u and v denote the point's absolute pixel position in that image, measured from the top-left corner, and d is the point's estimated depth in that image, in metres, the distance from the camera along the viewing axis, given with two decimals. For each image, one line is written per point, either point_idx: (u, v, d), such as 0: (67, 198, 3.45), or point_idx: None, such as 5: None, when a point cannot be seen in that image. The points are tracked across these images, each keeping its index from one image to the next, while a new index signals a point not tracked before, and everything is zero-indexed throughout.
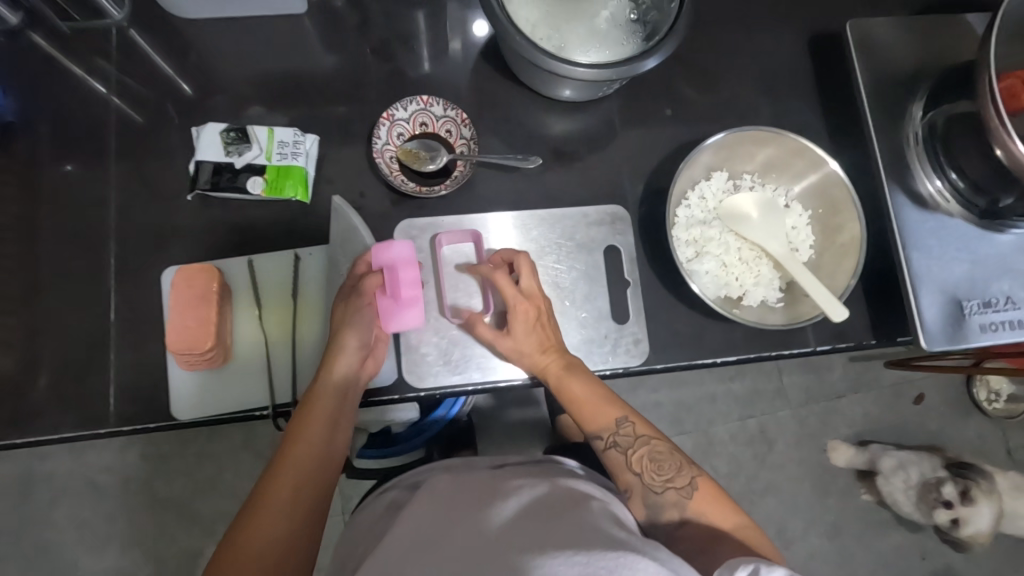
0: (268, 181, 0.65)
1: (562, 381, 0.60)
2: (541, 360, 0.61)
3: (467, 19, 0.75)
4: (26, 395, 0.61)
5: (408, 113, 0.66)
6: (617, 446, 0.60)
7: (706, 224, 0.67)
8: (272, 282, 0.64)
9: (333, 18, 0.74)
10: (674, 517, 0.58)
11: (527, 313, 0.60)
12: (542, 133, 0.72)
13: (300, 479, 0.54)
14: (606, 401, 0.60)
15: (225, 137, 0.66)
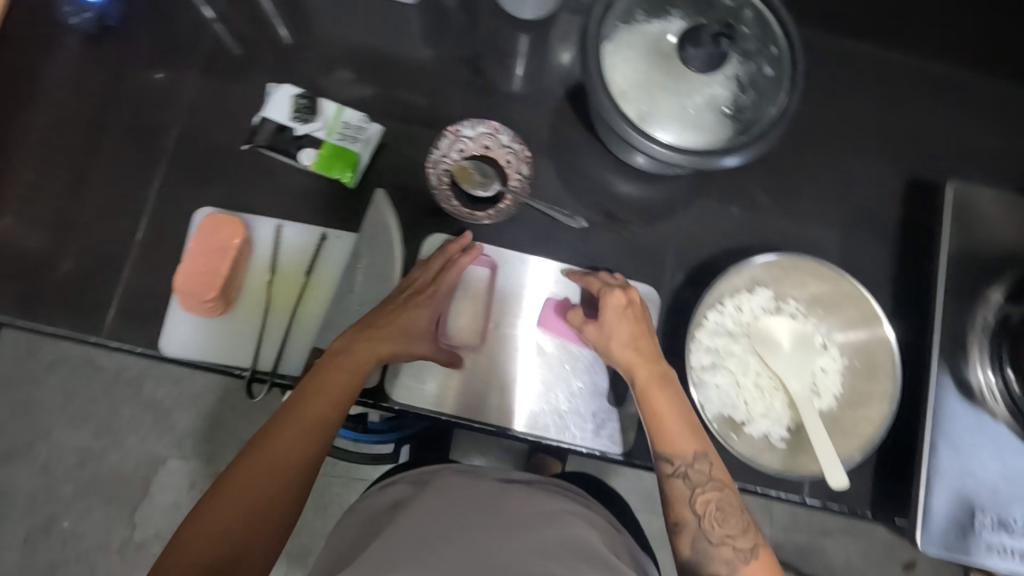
0: (320, 157, 0.66)
1: (652, 385, 0.56)
2: (634, 358, 0.58)
3: (566, 56, 0.73)
4: (39, 283, 0.64)
5: (474, 133, 0.66)
6: (686, 478, 0.53)
7: (733, 336, 0.63)
8: (293, 254, 0.65)
9: (437, 16, 0.73)
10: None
11: (622, 303, 0.60)
12: (600, 189, 0.70)
13: (335, 387, 0.55)
14: (691, 424, 0.55)
15: (295, 103, 0.68)
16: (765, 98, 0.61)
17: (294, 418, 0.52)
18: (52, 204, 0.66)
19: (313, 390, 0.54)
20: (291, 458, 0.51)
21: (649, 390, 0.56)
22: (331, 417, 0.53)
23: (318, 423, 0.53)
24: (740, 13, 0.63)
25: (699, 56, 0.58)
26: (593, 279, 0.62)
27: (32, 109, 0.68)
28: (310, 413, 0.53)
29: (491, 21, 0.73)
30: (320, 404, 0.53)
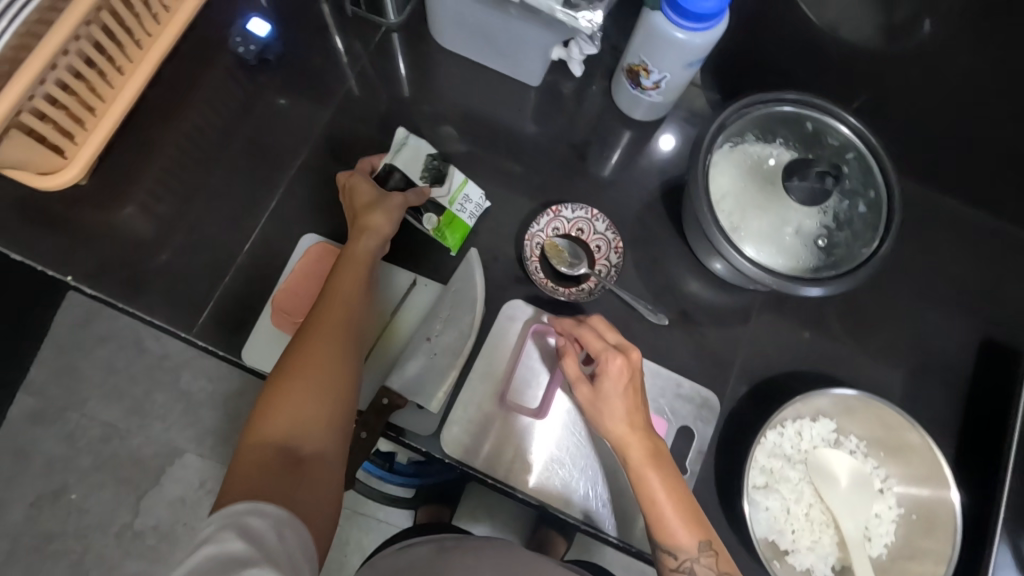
0: (438, 223, 0.70)
1: (644, 465, 0.54)
2: (627, 436, 0.55)
3: (670, 157, 0.77)
4: (150, 272, 0.69)
5: (573, 216, 0.70)
6: (690, 573, 0.51)
7: (790, 461, 0.63)
8: (382, 294, 0.69)
9: (556, 100, 0.78)
10: None
11: (618, 369, 0.57)
12: (680, 288, 0.72)
13: (335, 336, 0.57)
14: (690, 512, 0.52)
15: (427, 163, 0.72)
16: (858, 239, 0.63)
17: (307, 377, 0.53)
18: (177, 204, 0.72)
19: (315, 329, 0.57)
20: (317, 394, 0.53)
21: (642, 473, 0.54)
22: (344, 356, 0.56)
23: (341, 354, 0.56)
24: (845, 155, 0.66)
25: (802, 187, 0.60)
26: (590, 334, 0.59)
27: (178, 118, 0.75)
28: (325, 357, 0.55)
29: (603, 113, 0.78)
30: (329, 336, 0.57)
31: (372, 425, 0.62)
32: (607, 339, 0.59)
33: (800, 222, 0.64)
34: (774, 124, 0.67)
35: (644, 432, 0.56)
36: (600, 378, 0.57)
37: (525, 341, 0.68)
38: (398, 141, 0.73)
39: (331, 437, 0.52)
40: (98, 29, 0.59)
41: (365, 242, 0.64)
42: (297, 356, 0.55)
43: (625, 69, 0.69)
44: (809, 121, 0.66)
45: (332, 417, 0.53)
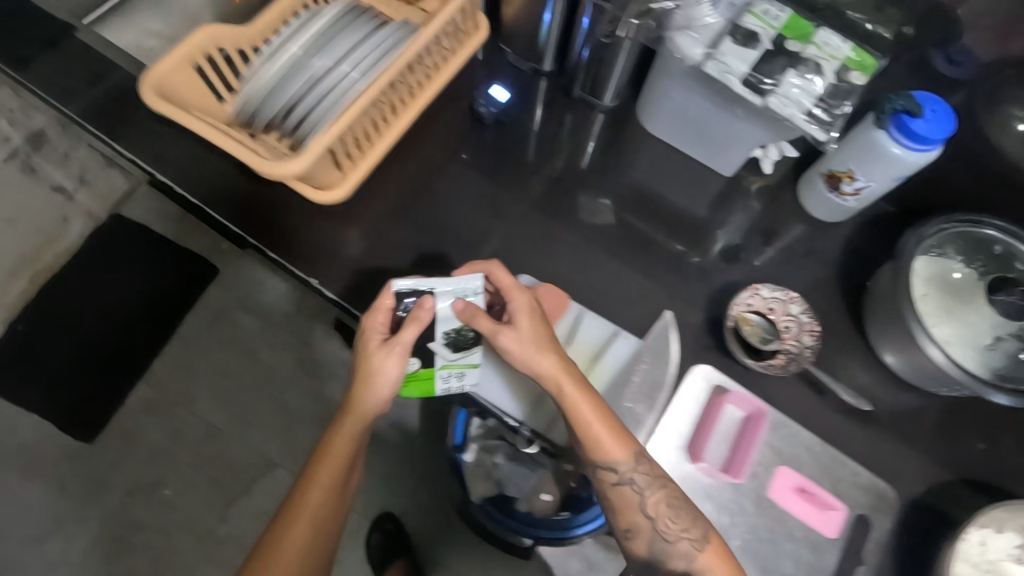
0: (414, 370, 0.69)
1: (579, 396, 0.65)
2: (558, 373, 0.65)
3: (848, 258, 0.82)
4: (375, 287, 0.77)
5: (770, 296, 0.73)
6: (631, 483, 0.65)
7: (975, 568, 0.64)
8: (585, 341, 0.74)
9: (740, 193, 0.86)
10: (682, 565, 0.64)
11: (529, 308, 0.68)
12: (851, 380, 0.76)
13: (331, 487, 0.70)
14: (623, 438, 0.65)
15: (467, 330, 0.69)
16: None
17: (292, 542, 0.68)
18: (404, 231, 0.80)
19: (319, 460, 0.71)
20: (299, 553, 0.68)
21: (578, 403, 0.64)
22: (326, 515, 0.70)
23: (321, 522, 0.70)
24: None
25: None
26: (502, 279, 0.69)
27: (409, 157, 0.85)
28: (319, 501, 0.70)
29: (784, 211, 0.85)
30: (324, 479, 0.70)
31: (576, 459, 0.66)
32: (515, 315, 0.67)
33: (997, 334, 0.69)
34: (973, 245, 0.73)
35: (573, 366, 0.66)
36: (513, 317, 0.67)
37: (716, 403, 0.71)
38: (471, 291, 0.69)
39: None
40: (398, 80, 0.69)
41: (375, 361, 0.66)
42: (263, 552, 0.68)
43: (825, 174, 0.77)
44: (1001, 245, 0.72)
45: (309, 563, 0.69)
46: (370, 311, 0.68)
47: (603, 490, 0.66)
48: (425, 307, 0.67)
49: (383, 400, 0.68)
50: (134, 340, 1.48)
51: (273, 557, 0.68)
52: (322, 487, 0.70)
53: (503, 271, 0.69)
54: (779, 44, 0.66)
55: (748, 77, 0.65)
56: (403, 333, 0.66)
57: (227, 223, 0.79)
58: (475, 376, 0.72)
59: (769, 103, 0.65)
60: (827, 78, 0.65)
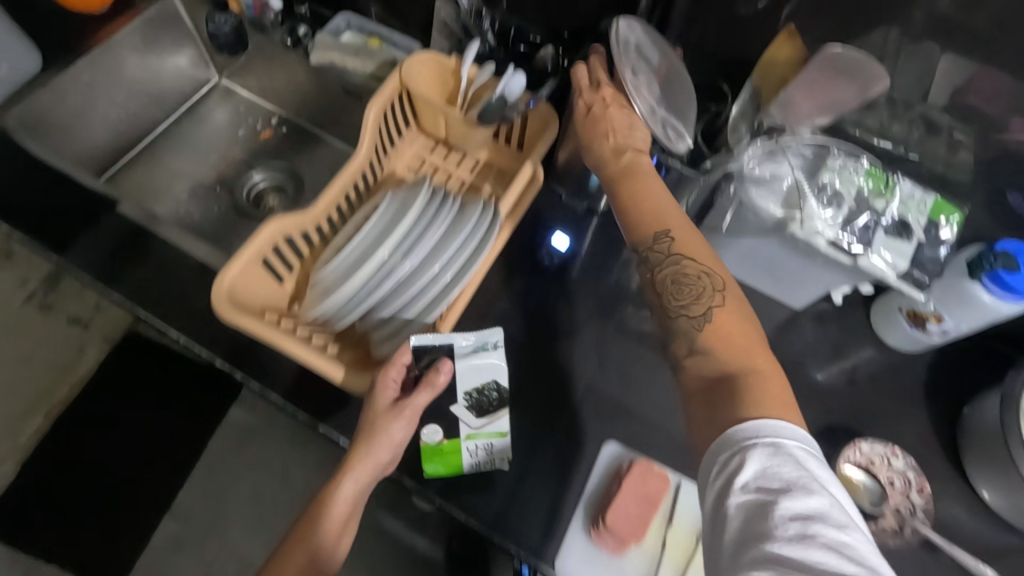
0: (439, 442, 0.68)
1: (625, 176, 0.66)
2: (620, 158, 0.67)
3: (937, 389, 0.80)
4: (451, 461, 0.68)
5: (872, 450, 0.71)
6: (651, 258, 0.61)
7: None
8: (688, 514, 0.66)
9: (816, 324, 0.84)
10: (685, 348, 0.58)
11: (603, 98, 0.69)
12: (959, 529, 0.73)
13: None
14: (661, 213, 0.63)
15: (490, 392, 0.71)
16: None
17: None
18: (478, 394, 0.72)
19: (317, 516, 0.58)
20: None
21: (631, 172, 0.66)
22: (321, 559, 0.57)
23: (324, 551, 0.57)
24: None
25: None
26: (583, 73, 0.70)
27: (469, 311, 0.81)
28: (326, 534, 0.57)
29: (862, 340, 0.83)
30: (321, 536, 0.57)
31: None
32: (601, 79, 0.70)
33: None
34: None
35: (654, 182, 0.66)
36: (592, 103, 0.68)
37: None
38: (474, 338, 0.73)
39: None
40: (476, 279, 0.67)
41: (375, 437, 0.58)
42: None
43: (907, 311, 0.75)
44: None
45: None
46: (383, 365, 0.59)
47: (657, 265, 0.61)
48: (442, 372, 0.61)
49: (388, 461, 0.59)
50: (156, 473, 1.39)
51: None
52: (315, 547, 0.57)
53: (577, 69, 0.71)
54: (860, 199, 0.65)
55: (836, 239, 0.64)
56: (416, 399, 0.59)
57: (282, 405, 0.70)
58: (507, 448, 0.69)
59: (859, 263, 0.64)
60: (916, 236, 0.64)
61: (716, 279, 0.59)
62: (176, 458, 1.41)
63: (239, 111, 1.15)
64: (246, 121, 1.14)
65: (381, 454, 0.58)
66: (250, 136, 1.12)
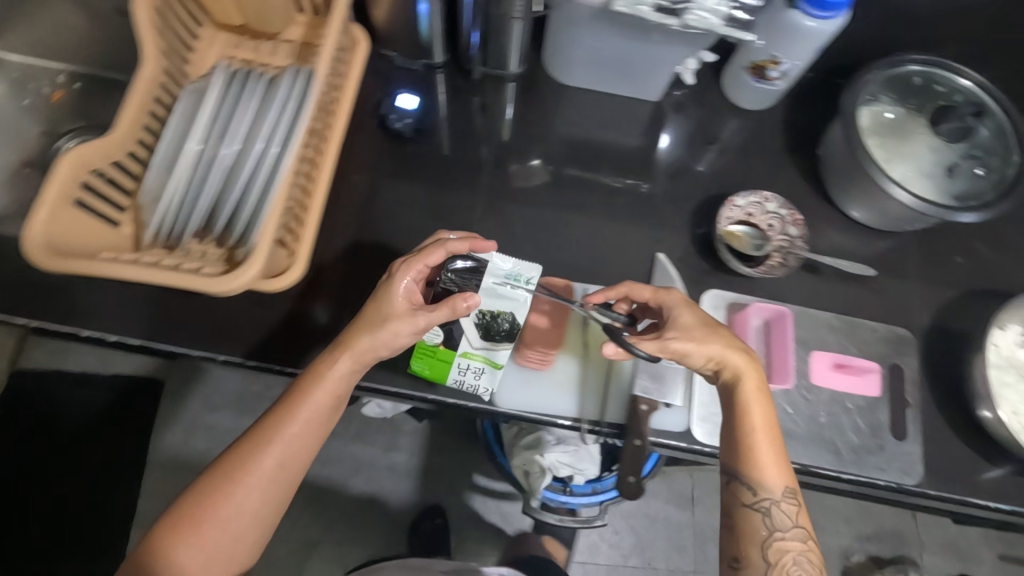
0: (435, 346, 0.67)
1: (754, 396, 0.62)
2: (745, 369, 0.62)
3: (791, 132, 0.84)
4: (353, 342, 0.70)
5: (745, 203, 0.75)
6: (755, 500, 0.60)
7: (1004, 368, 0.69)
8: (599, 314, 0.72)
9: (675, 108, 0.85)
10: (766, 529, 0.59)
11: (687, 311, 0.64)
12: (837, 249, 0.79)
13: (282, 458, 0.59)
14: (780, 448, 0.61)
15: (506, 320, 0.67)
16: (1004, 161, 0.70)
17: (216, 518, 0.57)
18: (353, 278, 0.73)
19: (304, 393, 0.60)
20: (282, 456, 0.59)
21: (749, 404, 0.61)
22: (312, 427, 0.60)
23: (310, 422, 0.60)
24: (957, 98, 0.75)
25: (948, 128, 0.69)
26: (690, 325, 0.62)
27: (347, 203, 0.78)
28: (317, 407, 0.60)
29: (719, 110, 0.86)
30: (310, 410, 0.60)
31: (640, 431, 0.64)
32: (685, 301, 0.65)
33: (952, 160, 0.70)
34: (897, 83, 0.75)
35: (737, 347, 0.63)
36: (675, 316, 0.64)
37: (751, 322, 0.71)
38: (511, 266, 0.68)
39: (268, 516, 0.60)
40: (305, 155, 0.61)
41: (364, 337, 0.60)
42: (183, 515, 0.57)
43: (748, 67, 0.77)
44: (920, 76, 0.76)
45: (282, 480, 0.60)
46: (416, 257, 0.63)
47: (745, 437, 0.61)
48: (467, 299, 0.61)
49: (385, 354, 0.61)
50: (105, 491, 1.32)
51: (230, 492, 0.57)
52: (304, 418, 0.59)
53: (640, 281, 0.67)
54: None
55: (658, 3, 0.64)
56: (433, 313, 0.60)
57: (164, 347, 0.69)
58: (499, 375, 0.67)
59: (686, 21, 0.64)
60: None
61: (790, 501, 0.60)
62: (123, 470, 1.34)
63: (14, 79, 0.97)
64: (27, 87, 0.97)
65: (379, 347, 0.60)
66: (40, 103, 0.97)
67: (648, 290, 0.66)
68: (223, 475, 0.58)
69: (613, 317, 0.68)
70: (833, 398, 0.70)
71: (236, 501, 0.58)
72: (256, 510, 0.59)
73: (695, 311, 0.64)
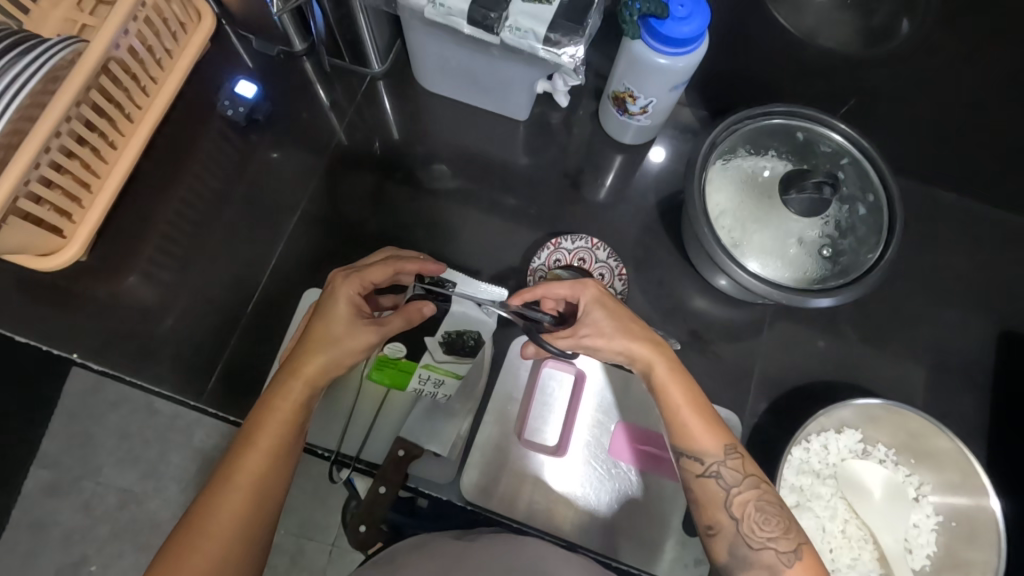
0: (396, 358, 0.65)
1: (669, 377, 0.54)
2: (652, 354, 0.54)
3: (661, 174, 0.78)
4: (152, 332, 0.71)
5: (573, 247, 0.73)
6: (718, 478, 0.53)
7: (819, 477, 0.61)
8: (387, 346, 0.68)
9: (546, 132, 0.80)
10: (752, 528, 0.51)
11: (603, 304, 0.57)
12: (685, 309, 0.72)
13: (266, 465, 0.52)
14: (715, 420, 0.54)
15: (465, 335, 0.61)
16: (865, 244, 0.62)
17: (198, 539, 0.49)
18: (167, 269, 0.74)
19: (262, 424, 0.53)
20: (247, 500, 0.50)
21: (665, 387, 0.54)
22: (275, 463, 0.52)
23: (276, 456, 0.52)
24: (840, 161, 0.66)
25: (800, 200, 0.60)
26: (604, 324, 0.55)
27: (180, 188, 0.77)
28: (294, 404, 0.54)
29: (592, 140, 0.79)
30: (270, 443, 0.52)
31: (391, 478, 0.60)
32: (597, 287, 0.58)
33: (801, 236, 0.63)
34: (765, 137, 0.66)
35: (642, 327, 0.56)
36: (587, 312, 0.56)
37: (541, 375, 0.68)
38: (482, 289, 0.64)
39: (249, 564, 0.51)
40: (79, 123, 0.61)
41: (336, 318, 0.55)
42: (188, 537, 0.49)
43: (612, 97, 0.70)
44: (800, 131, 0.66)
45: (257, 518, 0.51)
46: (364, 268, 0.58)
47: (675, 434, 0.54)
48: (423, 309, 0.59)
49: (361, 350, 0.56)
50: None
51: (204, 538, 0.49)
52: (265, 453, 0.52)
53: (555, 280, 0.58)
54: None
55: (473, 14, 0.56)
56: (392, 323, 0.57)
57: None
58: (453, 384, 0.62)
59: (504, 38, 0.57)
60: None
61: (754, 477, 0.53)
62: None
63: None
64: None
65: (331, 364, 0.55)
66: None
67: (563, 284, 0.58)
68: (184, 533, 0.49)
69: (538, 317, 0.61)
70: (618, 476, 0.66)
71: (215, 551, 0.49)
72: (244, 521, 0.50)
73: (608, 296, 0.58)
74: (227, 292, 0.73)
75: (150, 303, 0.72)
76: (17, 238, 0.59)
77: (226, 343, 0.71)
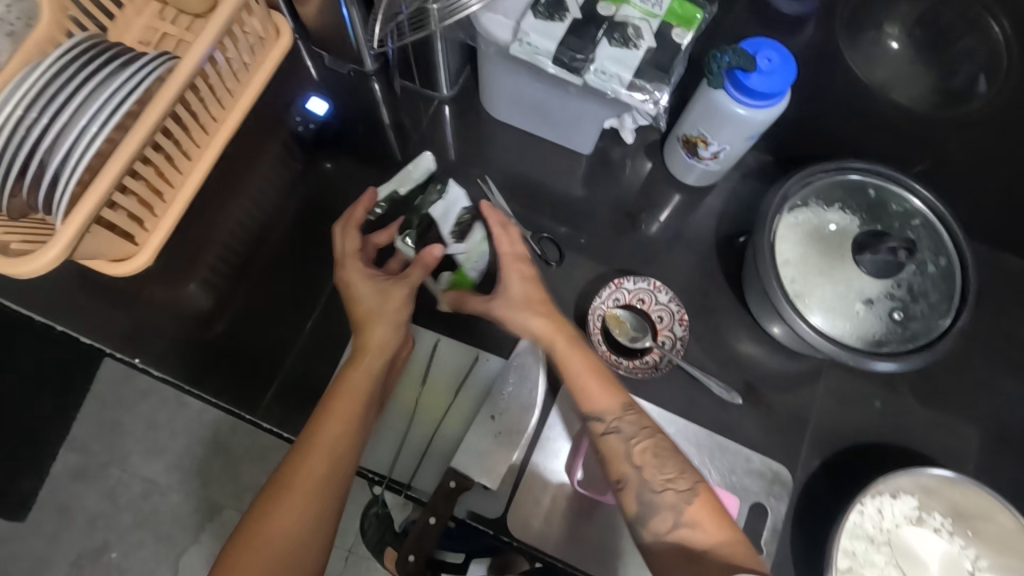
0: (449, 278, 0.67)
1: (568, 350, 0.60)
2: (551, 331, 0.60)
3: (721, 216, 0.78)
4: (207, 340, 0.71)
5: (634, 288, 0.71)
6: (618, 433, 0.57)
7: (873, 543, 0.61)
8: (442, 375, 0.69)
9: (606, 167, 0.80)
10: (667, 521, 0.53)
11: (522, 268, 0.64)
12: (740, 358, 0.71)
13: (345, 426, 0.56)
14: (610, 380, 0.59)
15: (456, 219, 0.67)
16: (935, 311, 0.61)
17: (287, 494, 0.52)
18: (226, 278, 0.74)
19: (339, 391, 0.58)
20: (328, 457, 0.54)
21: (568, 357, 0.60)
22: (352, 423, 0.56)
23: (353, 420, 0.56)
24: (912, 221, 0.65)
25: (873, 262, 0.60)
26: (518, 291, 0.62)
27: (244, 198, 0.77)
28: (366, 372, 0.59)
29: (653, 178, 0.79)
30: (347, 406, 0.57)
31: (442, 509, 0.60)
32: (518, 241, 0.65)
33: (870, 296, 0.62)
34: (838, 191, 0.66)
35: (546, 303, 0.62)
36: (506, 283, 0.63)
37: None
38: (419, 175, 0.74)
39: (327, 524, 0.53)
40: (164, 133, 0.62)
41: (394, 294, 0.62)
42: (276, 491, 0.53)
43: (682, 139, 0.70)
44: (873, 188, 0.66)
45: (337, 478, 0.54)
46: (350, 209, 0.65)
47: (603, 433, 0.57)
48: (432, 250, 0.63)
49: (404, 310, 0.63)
50: None
51: (290, 494, 0.52)
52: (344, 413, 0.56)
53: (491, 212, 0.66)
54: (589, 11, 0.57)
55: (560, 56, 0.56)
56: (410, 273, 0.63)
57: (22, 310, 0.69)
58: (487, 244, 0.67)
59: (588, 81, 0.57)
60: (644, 43, 0.57)
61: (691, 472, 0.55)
62: None
63: None
64: None
65: (390, 331, 0.61)
66: None
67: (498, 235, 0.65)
68: (273, 488, 0.53)
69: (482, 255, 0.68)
70: None
71: (301, 507, 0.52)
72: (326, 479, 0.53)
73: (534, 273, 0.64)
74: (283, 306, 0.74)
75: (208, 311, 0.73)
76: (95, 245, 0.60)
77: (283, 358, 0.72)
